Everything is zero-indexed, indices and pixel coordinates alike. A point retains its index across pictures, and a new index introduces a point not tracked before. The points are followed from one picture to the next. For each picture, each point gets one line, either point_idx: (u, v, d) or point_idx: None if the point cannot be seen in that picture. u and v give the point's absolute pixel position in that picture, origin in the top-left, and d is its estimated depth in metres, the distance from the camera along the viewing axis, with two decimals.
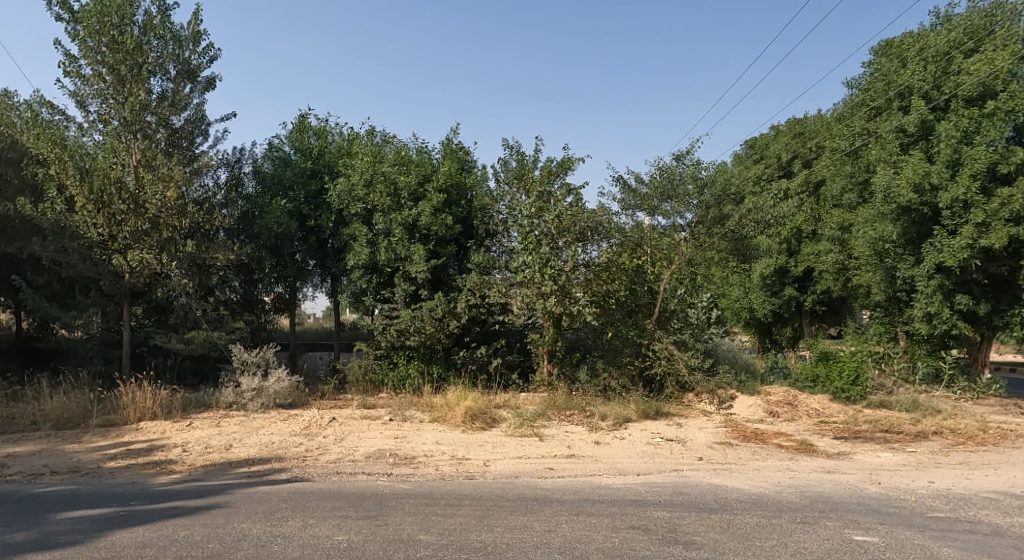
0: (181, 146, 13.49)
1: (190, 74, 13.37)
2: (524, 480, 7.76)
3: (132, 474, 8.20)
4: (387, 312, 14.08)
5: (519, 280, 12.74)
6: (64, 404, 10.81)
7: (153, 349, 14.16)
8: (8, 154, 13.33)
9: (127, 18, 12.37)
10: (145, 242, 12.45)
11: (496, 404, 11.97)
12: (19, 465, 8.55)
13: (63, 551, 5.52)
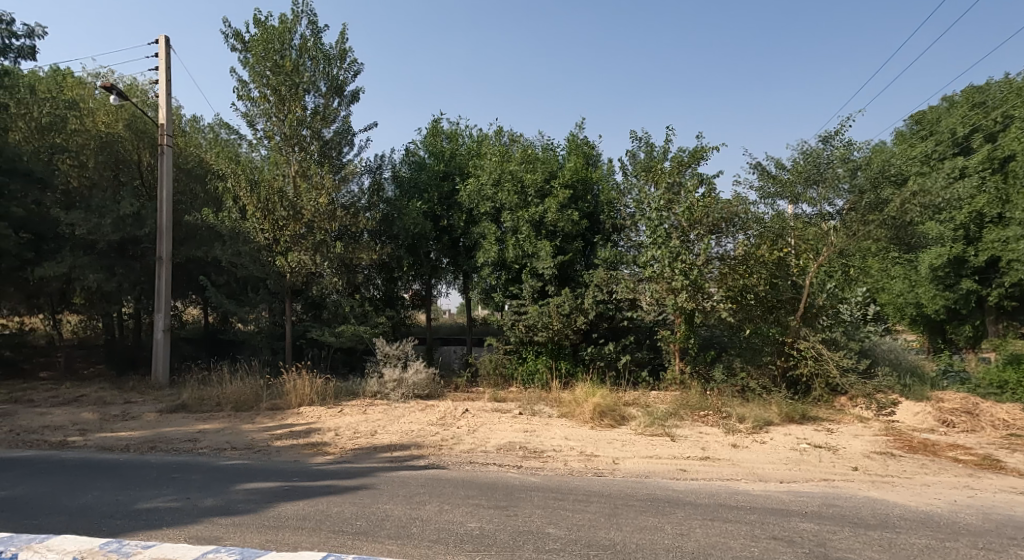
0: (331, 156, 14.35)
1: (338, 89, 14.26)
2: (655, 480, 7.58)
3: (294, 453, 8.95)
4: (516, 308, 14.33)
5: (648, 276, 12.55)
6: (240, 389, 11.99)
7: (310, 342, 15.42)
8: (196, 170, 15.65)
9: (287, 42, 13.49)
10: (302, 244, 13.56)
11: (626, 402, 11.80)
12: (207, 440, 9.61)
13: (235, 517, 6.12)
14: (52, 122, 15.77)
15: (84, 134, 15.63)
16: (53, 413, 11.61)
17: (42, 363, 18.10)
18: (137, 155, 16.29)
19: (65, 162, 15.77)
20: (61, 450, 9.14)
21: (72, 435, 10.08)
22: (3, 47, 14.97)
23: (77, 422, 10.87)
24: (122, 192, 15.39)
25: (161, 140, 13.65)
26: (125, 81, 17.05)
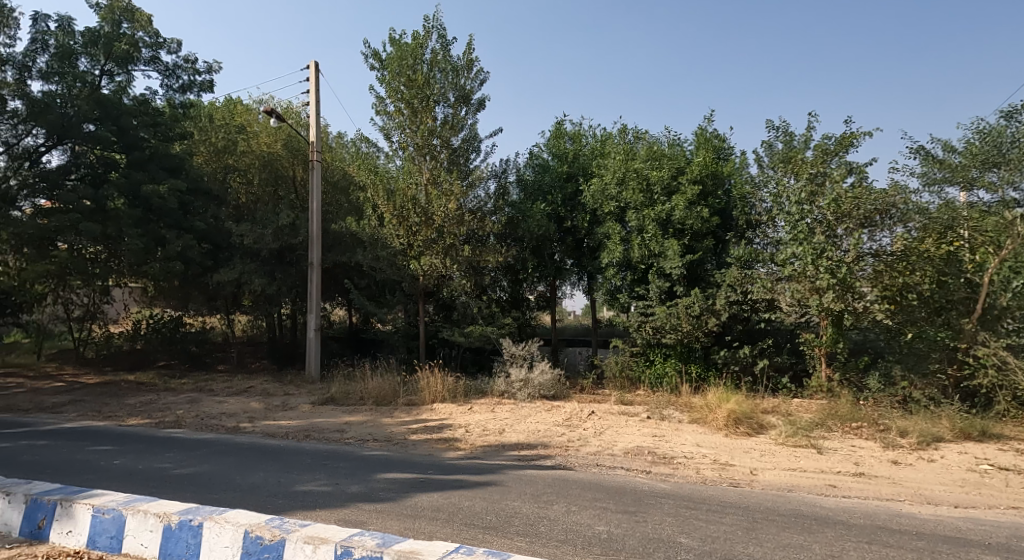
0: (460, 163, 14.74)
1: (466, 98, 14.62)
2: (800, 495, 7.10)
3: (428, 447, 9.32)
4: (643, 309, 14.05)
5: (787, 274, 11.93)
6: (381, 384, 12.68)
7: (442, 341, 16.08)
8: (341, 182, 17.02)
9: (419, 57, 14.10)
10: (434, 248, 14.06)
11: (764, 410, 11.17)
12: (353, 431, 10.26)
13: (378, 504, 6.45)
14: (225, 146, 17.50)
15: (250, 155, 17.32)
16: (227, 401, 12.92)
17: (220, 358, 20.29)
18: (293, 171, 17.88)
19: (236, 181, 17.69)
20: (234, 434, 10.14)
21: (244, 421, 11.16)
22: (189, 83, 16.84)
23: (247, 410, 12.02)
24: (282, 205, 16.93)
25: (314, 156, 14.88)
26: (282, 104, 18.71)
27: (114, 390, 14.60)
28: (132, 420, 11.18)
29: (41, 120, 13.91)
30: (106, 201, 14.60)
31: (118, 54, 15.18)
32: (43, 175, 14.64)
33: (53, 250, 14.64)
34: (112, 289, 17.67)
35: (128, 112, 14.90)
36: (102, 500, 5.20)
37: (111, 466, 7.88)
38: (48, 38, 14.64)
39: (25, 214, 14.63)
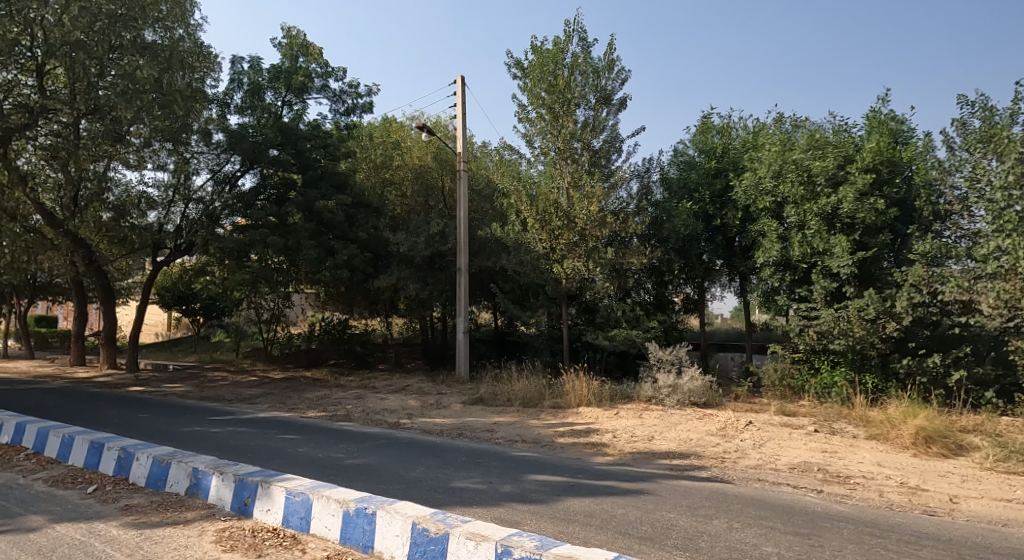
0: (602, 164, 14.63)
1: (607, 98, 14.44)
2: (1017, 532, 6.18)
3: (577, 450, 9.30)
4: (804, 312, 13.11)
5: (991, 272, 11.11)
6: (527, 387, 12.86)
7: (586, 344, 16.01)
8: (485, 190, 17.84)
9: (560, 61, 14.18)
10: (576, 252, 14.08)
11: (961, 429, 9.90)
12: (502, 431, 10.50)
13: (533, 506, 6.50)
14: (383, 161, 18.62)
15: (405, 169, 18.42)
16: (388, 399, 13.76)
17: (381, 358, 21.67)
18: (442, 183, 18.58)
19: (392, 195, 18.88)
20: (396, 429, 10.76)
21: (405, 417, 11.82)
22: (353, 106, 18.26)
23: (404, 407, 12.74)
24: (433, 214, 17.70)
25: (461, 166, 15.57)
26: (432, 119, 19.69)
27: (297, 386, 16.16)
28: (310, 413, 12.24)
29: (238, 148, 16.15)
30: (286, 216, 16.74)
31: (297, 85, 16.98)
32: (239, 196, 17.05)
33: (247, 261, 16.85)
34: (293, 297, 19.36)
35: (304, 137, 17.02)
36: (294, 484, 5.72)
37: (296, 454, 8.67)
38: (242, 78, 16.90)
39: (226, 230, 17.00)
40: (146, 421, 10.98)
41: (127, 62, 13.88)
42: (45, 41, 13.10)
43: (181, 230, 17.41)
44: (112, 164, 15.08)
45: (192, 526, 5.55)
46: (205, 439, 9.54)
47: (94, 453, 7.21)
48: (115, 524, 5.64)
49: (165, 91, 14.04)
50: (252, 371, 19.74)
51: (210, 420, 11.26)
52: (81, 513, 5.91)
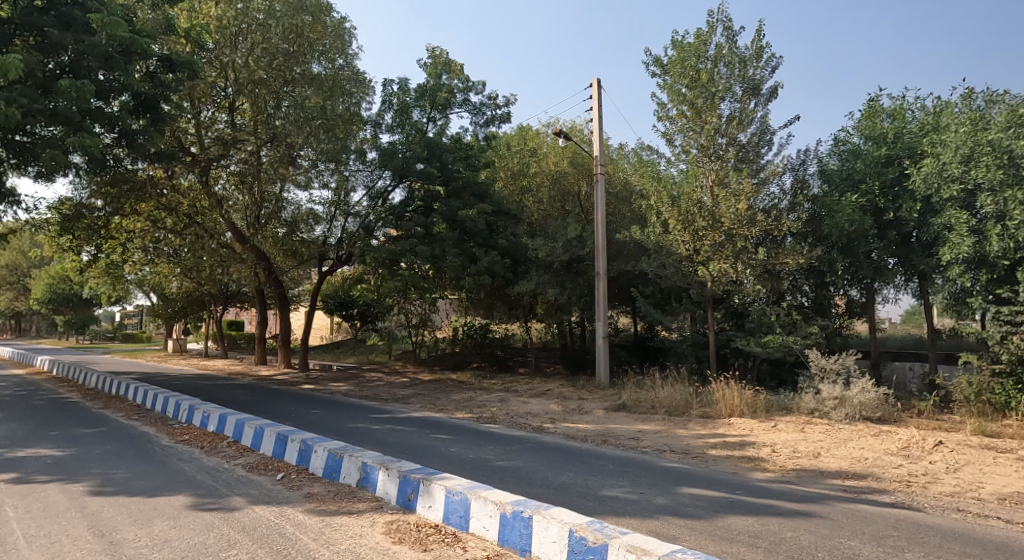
0: (750, 159, 13.77)
1: (756, 89, 13.44)
2: None
3: (731, 464, 8.64)
4: (1009, 317, 11.55)
5: None
6: (672, 394, 12.35)
7: (734, 351, 15.44)
8: (622, 193, 17.89)
9: (701, 54, 13.48)
10: (722, 253, 13.53)
11: None
12: (648, 440, 10.00)
13: (689, 521, 5.95)
14: (520, 169, 19.03)
15: (540, 175, 18.91)
16: (532, 402, 13.82)
17: (521, 361, 21.98)
18: (578, 186, 18.92)
19: (530, 201, 19.12)
20: (539, 433, 10.56)
21: (550, 421, 11.64)
22: (491, 117, 18.92)
23: (547, 411, 12.71)
24: (569, 219, 17.45)
25: (598, 170, 15.39)
26: (568, 124, 19.58)
27: (444, 387, 16.80)
28: (458, 413, 12.47)
29: (389, 165, 16.74)
30: (433, 226, 17.09)
31: (441, 101, 17.87)
32: (390, 209, 17.58)
33: (398, 268, 17.71)
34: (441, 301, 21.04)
35: (448, 149, 17.34)
36: (453, 482, 5.44)
37: (448, 453, 8.57)
38: (392, 98, 17.90)
39: (380, 241, 17.78)
40: (318, 417, 11.77)
41: (299, 93, 15.75)
42: (235, 80, 15.43)
43: (342, 242, 18.15)
44: (286, 185, 16.73)
45: (364, 517, 5.48)
46: (370, 435, 9.86)
47: (280, 443, 7.61)
48: (301, 509, 5.72)
49: (328, 116, 15.64)
50: (402, 372, 20.81)
51: (371, 417, 11.83)
52: (273, 497, 6.08)
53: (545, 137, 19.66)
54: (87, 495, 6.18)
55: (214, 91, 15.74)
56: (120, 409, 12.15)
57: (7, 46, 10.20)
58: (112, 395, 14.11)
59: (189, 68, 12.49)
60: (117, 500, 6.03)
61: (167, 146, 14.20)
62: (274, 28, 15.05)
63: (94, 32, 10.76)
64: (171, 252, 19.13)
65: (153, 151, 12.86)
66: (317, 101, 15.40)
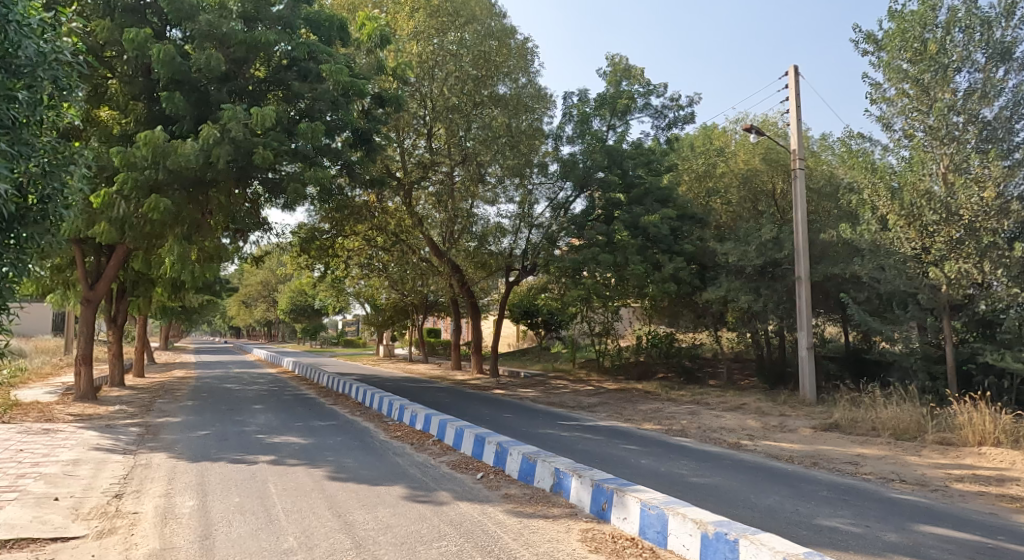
0: (999, 138, 11.66)
1: (1004, 53, 11.49)
2: None
3: (986, 503, 7.30)
4: None
5: None
6: (898, 415, 11.14)
7: (982, 368, 13.38)
8: (827, 188, 16.60)
9: (929, 22, 12.04)
10: (961, 251, 11.88)
11: None
12: (870, 466, 9.03)
13: None
14: (706, 170, 18.35)
15: (729, 174, 17.86)
16: (725, 416, 13.35)
17: (711, 372, 21.25)
18: (773, 184, 17.50)
19: (718, 203, 18.37)
20: (737, 450, 10.14)
21: (744, 438, 11.16)
22: (674, 119, 18.63)
23: (745, 427, 12.14)
24: (764, 219, 16.57)
25: (796, 164, 14.53)
26: (759, 117, 18.09)
27: (630, 397, 16.80)
28: (646, 424, 12.43)
29: (571, 176, 17.32)
30: (614, 234, 17.21)
31: (621, 108, 18.01)
32: (572, 219, 18.04)
33: (581, 277, 17.99)
34: (624, 309, 21.07)
35: (629, 155, 17.59)
36: (648, 496, 5.49)
37: (639, 465, 8.61)
38: (573, 110, 18.31)
39: (562, 250, 18.35)
40: (510, 420, 12.49)
41: (487, 114, 16.87)
42: (432, 109, 16.86)
43: (526, 253, 18.97)
44: (476, 202, 17.98)
45: (560, 522, 5.73)
46: (560, 441, 10.24)
47: (478, 443, 8.21)
48: (501, 509, 6.12)
49: (513, 133, 16.71)
50: (589, 381, 21.13)
51: (560, 424, 12.26)
52: (475, 494, 6.60)
53: (733, 135, 18.45)
54: (326, 480, 7.17)
55: (413, 121, 17.16)
56: (346, 405, 13.96)
57: (262, 101, 12.09)
58: (339, 393, 16.17)
59: (395, 103, 14.17)
60: (348, 486, 6.92)
61: (378, 173, 16.02)
62: (465, 57, 16.34)
63: (323, 80, 12.51)
64: (381, 268, 21.29)
65: (367, 176, 14.44)
66: (503, 120, 16.36)
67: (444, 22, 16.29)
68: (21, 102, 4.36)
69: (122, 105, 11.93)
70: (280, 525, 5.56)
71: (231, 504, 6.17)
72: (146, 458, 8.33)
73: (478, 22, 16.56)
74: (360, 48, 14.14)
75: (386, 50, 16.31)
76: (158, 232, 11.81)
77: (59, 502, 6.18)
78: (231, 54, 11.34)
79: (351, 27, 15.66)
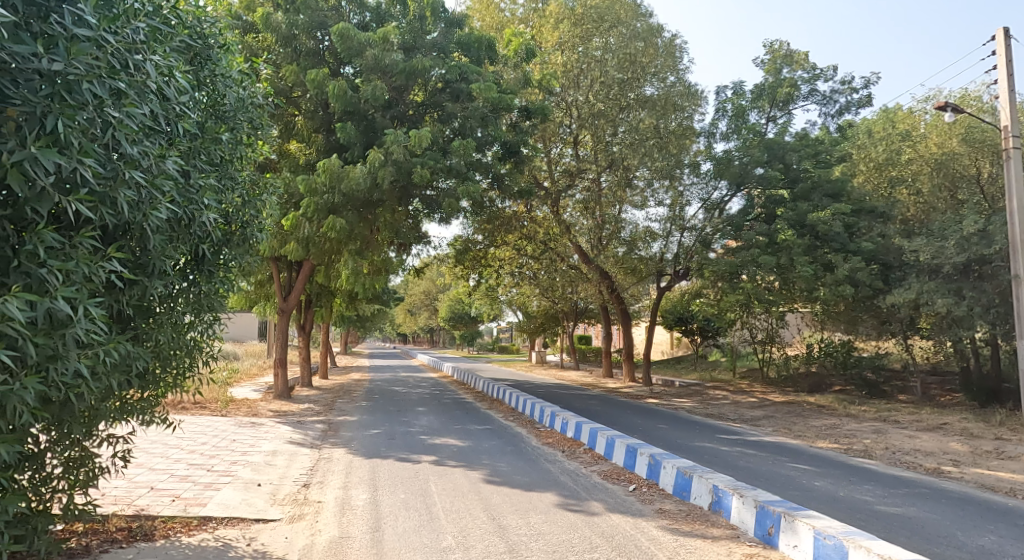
0: None
1: None
2: None
3: None
4: None
5: None
6: None
7: None
8: None
9: None
10: None
11: None
12: None
13: None
14: (888, 158, 16.57)
15: (917, 161, 15.92)
16: (920, 438, 12.02)
17: (902, 388, 19.24)
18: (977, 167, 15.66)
19: (904, 193, 16.54)
20: (939, 478, 9.10)
21: (945, 463, 9.96)
22: (846, 104, 17.27)
23: (948, 452, 10.86)
24: (964, 209, 14.59)
25: (1006, 145, 12.74)
26: (957, 93, 15.91)
27: (800, 412, 15.71)
28: (819, 441, 11.54)
29: (726, 173, 16.70)
30: (777, 234, 16.18)
31: (782, 97, 17.23)
32: (729, 220, 17.37)
33: (739, 281, 17.03)
34: (789, 315, 19.75)
35: (791, 148, 16.70)
36: (823, 524, 5.10)
37: (813, 487, 8.05)
38: (727, 105, 17.63)
39: (717, 253, 17.65)
40: (665, 432, 12.20)
41: (634, 117, 16.82)
42: (578, 117, 16.99)
43: (679, 257, 18.27)
44: (624, 207, 17.81)
45: (719, 543, 5.50)
46: (719, 456, 9.82)
47: (629, 454, 8.12)
48: (655, 524, 6.00)
49: (662, 135, 16.59)
50: (752, 392, 20.01)
51: (719, 438, 11.75)
52: (627, 507, 6.53)
53: (922, 115, 16.45)
54: (481, 482, 7.49)
55: (560, 130, 17.39)
56: (499, 410, 14.45)
57: (420, 124, 12.92)
58: (494, 398, 16.74)
59: (542, 114, 14.56)
60: (502, 489, 7.17)
61: (526, 183, 16.50)
62: (610, 61, 16.26)
63: (474, 98, 13.08)
64: (532, 276, 21.64)
65: (517, 187, 14.85)
66: (650, 122, 16.49)
67: (589, 29, 16.43)
68: (224, 142, 4.97)
69: (306, 138, 13.37)
70: (439, 524, 5.88)
71: (397, 500, 6.64)
72: (328, 452, 9.21)
73: (624, 24, 16.42)
74: (507, 64, 14.60)
75: (532, 63, 16.90)
76: (336, 248, 13.09)
77: (262, 487, 7.03)
78: (393, 83, 12.22)
79: (500, 44, 16.35)
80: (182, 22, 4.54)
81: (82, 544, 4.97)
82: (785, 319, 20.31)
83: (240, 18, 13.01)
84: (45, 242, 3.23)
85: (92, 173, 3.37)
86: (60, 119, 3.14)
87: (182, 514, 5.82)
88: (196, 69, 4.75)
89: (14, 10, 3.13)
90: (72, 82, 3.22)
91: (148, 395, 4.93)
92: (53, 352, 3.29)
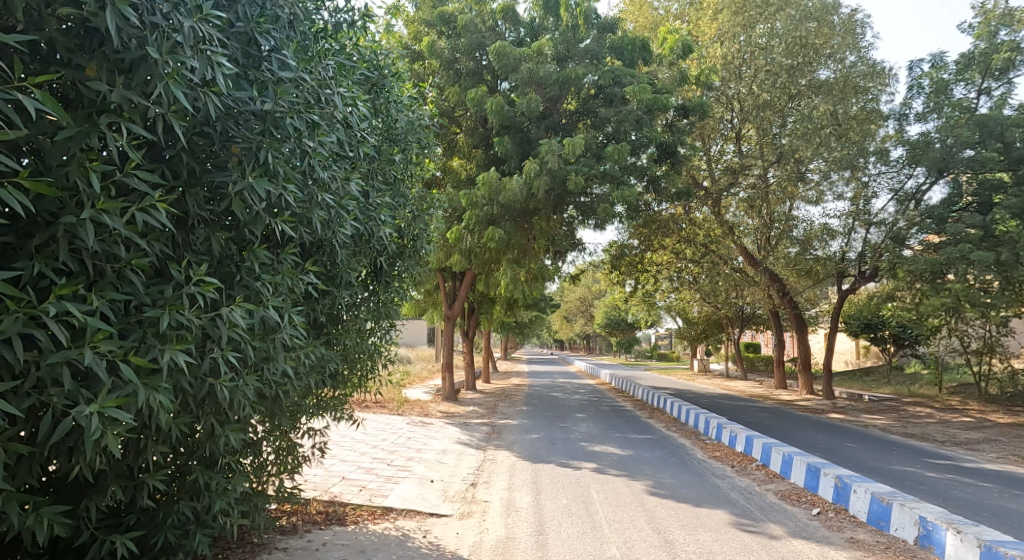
0: None
1: None
2: None
3: None
4: None
5: None
6: None
7: None
8: None
9: None
10: None
11: None
12: None
13: None
14: None
15: None
16: None
17: None
18: None
19: None
20: None
21: None
22: None
23: None
24: None
25: None
26: None
27: None
28: None
29: (924, 159, 15.10)
30: (994, 225, 14.03)
31: (998, 65, 15.03)
32: (929, 212, 15.29)
33: (944, 282, 15.03)
34: (1010, 321, 17.23)
35: (1013, 123, 14.35)
36: None
37: None
38: (923, 81, 15.95)
39: (914, 250, 15.53)
40: (854, 451, 11.19)
41: (806, 104, 15.82)
42: (742, 110, 16.25)
43: (864, 256, 16.87)
44: (796, 203, 16.70)
45: None
46: (924, 484, 8.81)
47: (812, 474, 7.54)
48: (846, 555, 5.53)
49: (840, 121, 15.39)
50: (965, 411, 17.56)
51: (924, 462, 10.54)
52: (812, 533, 6.08)
53: None
54: (646, 494, 7.36)
55: (721, 126, 16.78)
56: (662, 420, 14.11)
57: (574, 130, 13.05)
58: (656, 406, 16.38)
59: (699, 110, 14.09)
60: (668, 503, 7.00)
61: (685, 184, 16.05)
62: (777, 47, 15.50)
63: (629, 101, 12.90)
64: (692, 280, 20.76)
65: (680, 191, 14.42)
66: (825, 109, 15.12)
67: (752, 16, 15.60)
68: (397, 162, 5.39)
69: (468, 152, 14.09)
70: (603, 532, 5.88)
71: (561, 505, 6.73)
72: (494, 454, 9.56)
73: (793, 6, 15.43)
74: (662, 63, 14.38)
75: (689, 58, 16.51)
76: (496, 257, 13.60)
77: (434, 483, 7.46)
78: (548, 93, 12.46)
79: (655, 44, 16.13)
80: (362, 56, 5.00)
81: (290, 523, 5.62)
82: (1007, 325, 17.81)
83: (409, 47, 14.06)
84: (260, 259, 3.71)
85: (293, 198, 3.80)
86: (270, 152, 3.53)
87: (368, 504, 6.34)
88: (374, 97, 5.17)
89: (236, 61, 3.59)
90: (278, 118, 3.63)
91: (339, 394, 5.47)
92: (266, 354, 3.75)
